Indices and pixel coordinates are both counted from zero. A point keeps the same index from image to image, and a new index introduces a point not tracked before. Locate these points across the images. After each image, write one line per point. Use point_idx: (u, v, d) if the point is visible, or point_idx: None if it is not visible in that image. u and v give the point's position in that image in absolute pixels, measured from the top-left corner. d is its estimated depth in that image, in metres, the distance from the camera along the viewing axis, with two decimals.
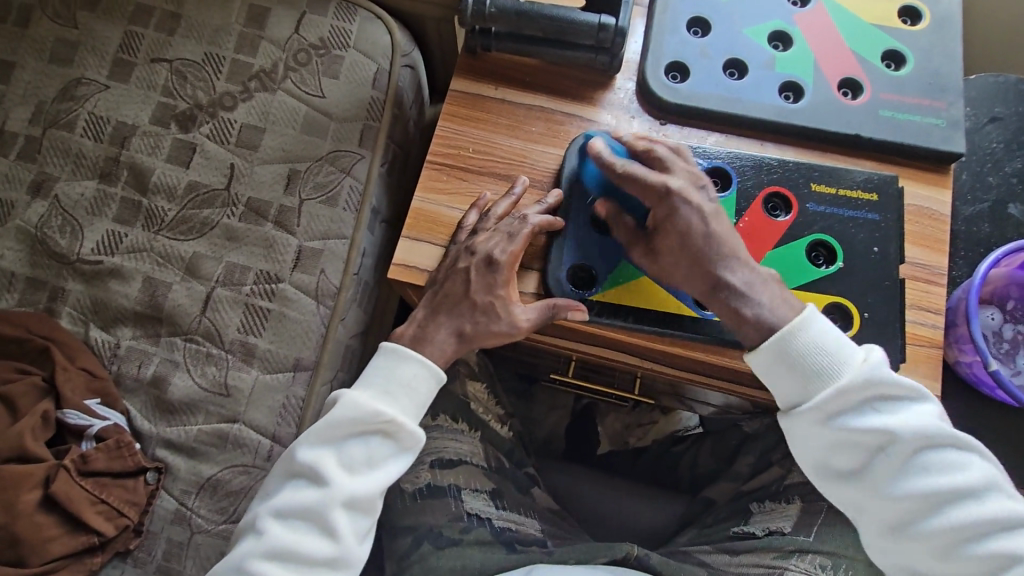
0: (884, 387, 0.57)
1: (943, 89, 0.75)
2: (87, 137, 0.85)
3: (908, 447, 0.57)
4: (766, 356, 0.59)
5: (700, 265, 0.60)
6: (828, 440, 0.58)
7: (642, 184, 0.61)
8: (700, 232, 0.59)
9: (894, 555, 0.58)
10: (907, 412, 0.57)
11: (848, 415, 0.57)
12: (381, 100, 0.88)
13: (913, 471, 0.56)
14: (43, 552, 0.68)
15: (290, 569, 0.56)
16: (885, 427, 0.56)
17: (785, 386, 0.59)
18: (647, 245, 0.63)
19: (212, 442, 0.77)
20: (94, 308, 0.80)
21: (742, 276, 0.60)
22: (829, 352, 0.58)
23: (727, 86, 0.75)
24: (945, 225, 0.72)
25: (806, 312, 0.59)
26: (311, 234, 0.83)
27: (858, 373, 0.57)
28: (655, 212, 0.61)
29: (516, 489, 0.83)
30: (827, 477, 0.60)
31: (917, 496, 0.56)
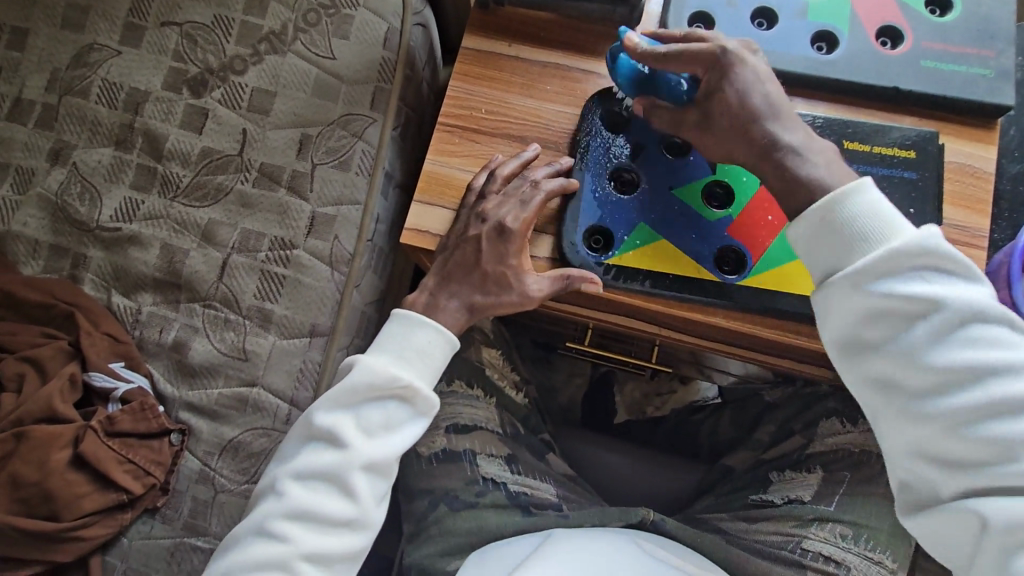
0: (934, 256, 0.51)
1: (993, 35, 0.70)
2: (101, 104, 0.85)
3: (954, 320, 0.50)
4: (807, 225, 0.55)
5: (752, 129, 0.58)
6: (862, 310, 0.52)
7: (694, 53, 0.58)
8: (759, 92, 0.58)
9: (911, 436, 0.51)
10: (956, 285, 0.51)
11: (893, 284, 0.51)
12: (393, 60, 0.86)
13: (955, 345, 0.50)
14: (75, 508, 0.71)
15: (310, 528, 0.57)
16: (932, 296, 0.50)
17: (829, 255, 0.54)
18: (700, 112, 0.61)
19: (233, 405, 0.79)
20: (115, 274, 0.82)
21: (799, 135, 0.58)
22: (874, 218, 0.53)
23: (754, 38, 0.71)
24: (988, 183, 0.68)
25: (861, 180, 0.54)
26: (324, 200, 0.82)
27: (912, 239, 0.51)
28: (706, 80, 0.60)
29: (531, 455, 0.83)
30: (852, 352, 0.53)
31: (954, 369, 0.50)
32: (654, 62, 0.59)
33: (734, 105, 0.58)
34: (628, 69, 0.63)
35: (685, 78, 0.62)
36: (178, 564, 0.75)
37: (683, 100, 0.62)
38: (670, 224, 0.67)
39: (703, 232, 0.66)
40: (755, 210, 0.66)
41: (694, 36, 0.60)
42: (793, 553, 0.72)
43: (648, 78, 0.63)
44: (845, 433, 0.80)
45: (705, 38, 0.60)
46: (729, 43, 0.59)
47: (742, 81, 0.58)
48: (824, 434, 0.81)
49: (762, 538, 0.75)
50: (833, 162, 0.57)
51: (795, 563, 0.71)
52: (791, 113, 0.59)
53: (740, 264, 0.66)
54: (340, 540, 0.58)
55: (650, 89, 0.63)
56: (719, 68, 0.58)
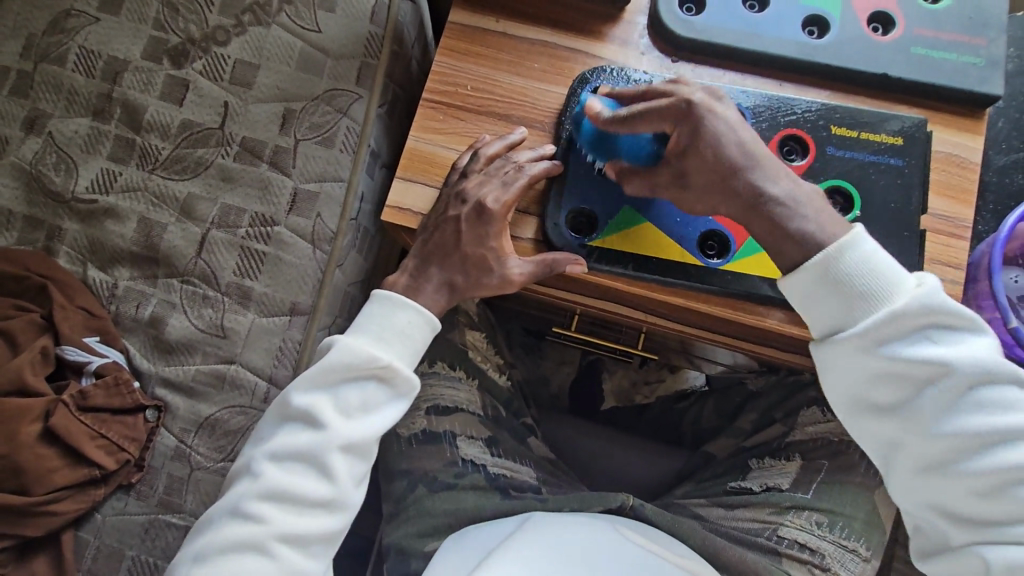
0: (938, 316, 0.52)
1: (986, 24, 0.69)
2: (79, 72, 0.83)
3: (963, 385, 0.52)
4: (806, 278, 0.54)
5: (732, 183, 0.55)
6: (869, 370, 0.53)
7: (657, 110, 0.55)
8: (731, 141, 0.55)
9: (923, 490, 0.54)
10: (963, 344, 0.52)
11: (897, 345, 0.52)
12: (380, 35, 0.84)
13: (963, 405, 0.52)
14: (46, 482, 0.70)
15: (287, 510, 0.57)
16: (940, 360, 0.51)
17: (826, 310, 0.54)
18: (674, 170, 0.58)
19: (210, 382, 0.78)
20: (91, 247, 0.80)
21: (785, 187, 0.55)
22: (879, 273, 0.52)
23: (746, 20, 0.70)
24: (974, 174, 0.68)
25: (853, 231, 0.54)
26: (307, 176, 0.81)
27: (914, 297, 0.52)
28: (678, 134, 0.56)
29: (513, 438, 0.83)
30: (860, 410, 0.55)
31: (961, 432, 0.52)
32: (618, 127, 0.58)
33: (710, 161, 0.55)
34: (590, 131, 0.64)
35: (648, 138, 0.60)
36: (152, 540, 0.74)
37: (649, 159, 0.60)
38: (655, 207, 0.66)
39: (689, 215, 0.66)
40: None
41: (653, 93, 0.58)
42: (769, 540, 0.73)
43: (600, 139, 0.63)
44: (825, 422, 0.80)
45: (666, 92, 0.57)
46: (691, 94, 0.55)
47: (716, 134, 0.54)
48: (803, 423, 0.81)
49: (739, 525, 0.76)
50: (821, 210, 0.55)
51: (771, 551, 0.72)
52: (771, 163, 0.56)
53: (724, 248, 0.65)
54: (317, 521, 0.57)
55: (610, 152, 0.63)
56: (688, 122, 0.55)
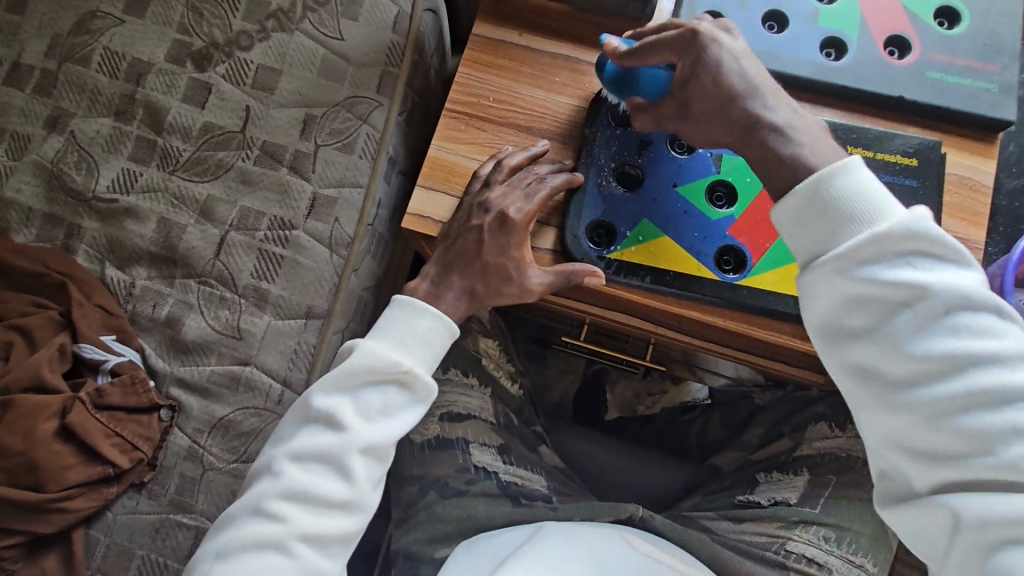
0: (924, 242, 0.48)
1: (999, 50, 0.71)
2: (102, 73, 0.84)
3: (939, 310, 0.47)
4: (795, 202, 0.53)
5: (732, 110, 0.57)
6: (845, 293, 0.50)
7: (666, 40, 0.57)
8: (734, 71, 0.56)
9: (890, 423, 0.49)
10: (946, 272, 0.48)
11: (878, 268, 0.49)
12: (402, 44, 0.85)
13: (941, 333, 0.47)
14: (61, 480, 0.70)
15: (307, 509, 0.57)
16: (917, 282, 0.48)
17: (812, 235, 0.52)
18: (677, 100, 0.60)
19: (225, 383, 0.78)
20: (109, 246, 0.81)
21: (785, 113, 0.56)
22: (865, 197, 0.50)
23: (765, 40, 0.71)
24: (986, 197, 0.69)
25: (847, 159, 0.52)
26: (326, 181, 0.82)
27: (899, 221, 0.49)
28: (682, 65, 0.58)
29: (523, 446, 0.83)
30: (833, 338, 0.51)
31: (937, 359, 0.47)
32: (631, 60, 0.59)
33: (710, 90, 0.57)
34: (612, 73, 0.62)
35: (663, 69, 0.60)
36: (162, 540, 0.74)
37: (661, 93, 0.61)
38: (673, 221, 0.67)
39: (706, 230, 0.67)
40: (759, 209, 0.67)
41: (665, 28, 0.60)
42: (777, 554, 0.73)
43: (625, 77, 0.61)
44: (833, 438, 0.80)
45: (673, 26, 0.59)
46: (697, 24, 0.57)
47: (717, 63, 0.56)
48: (811, 438, 0.82)
49: (748, 538, 0.76)
50: (819, 139, 0.55)
51: (780, 564, 0.72)
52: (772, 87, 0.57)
53: (740, 263, 0.66)
54: (336, 522, 0.58)
55: (627, 88, 0.62)
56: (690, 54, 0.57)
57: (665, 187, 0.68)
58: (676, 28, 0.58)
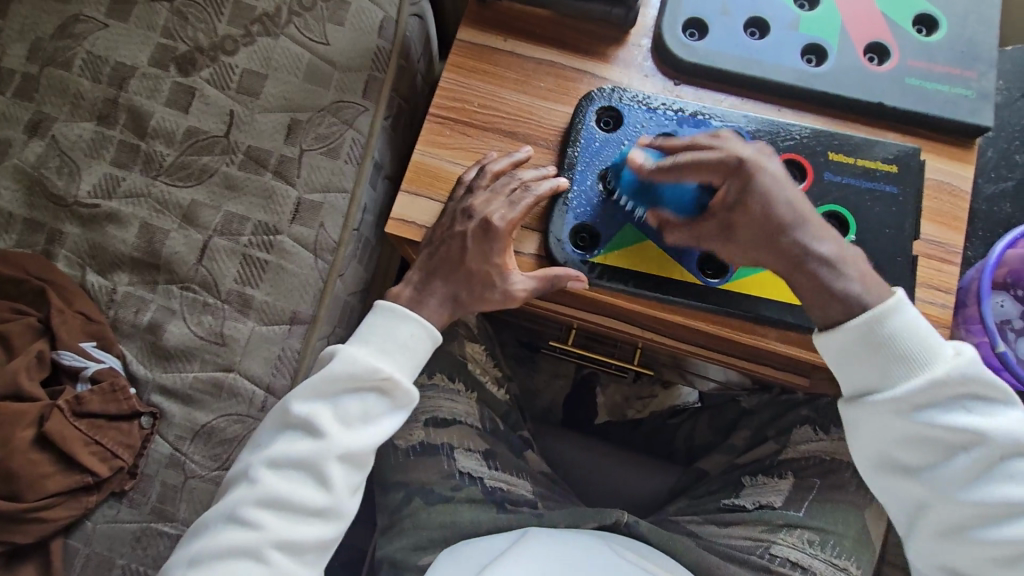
0: (975, 385, 0.56)
1: (976, 58, 0.72)
2: (85, 77, 0.83)
3: (993, 455, 0.56)
4: (844, 338, 0.57)
5: (780, 241, 0.57)
6: (892, 427, 0.57)
7: (706, 164, 0.58)
8: (782, 201, 0.57)
9: (947, 555, 0.58)
10: (996, 416, 0.56)
11: (930, 411, 0.56)
12: (387, 50, 0.85)
13: (995, 477, 0.56)
14: (38, 489, 0.69)
15: (282, 518, 0.57)
16: (973, 429, 0.55)
17: (862, 372, 0.57)
18: (719, 222, 0.60)
19: (207, 390, 0.77)
20: (90, 252, 0.80)
21: (830, 248, 0.58)
22: (917, 338, 0.56)
23: (747, 47, 0.72)
24: (965, 202, 0.69)
25: (896, 296, 0.57)
26: (311, 186, 0.81)
27: (952, 368, 0.55)
28: (725, 190, 0.59)
29: (509, 452, 0.83)
30: (887, 468, 0.59)
31: (992, 504, 0.56)
32: (660, 177, 0.60)
33: (757, 218, 0.57)
34: (631, 181, 0.66)
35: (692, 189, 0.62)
36: (143, 549, 0.73)
37: (693, 211, 0.62)
38: None
39: None
40: None
41: (700, 144, 0.60)
42: (761, 558, 0.73)
43: (642, 188, 0.65)
44: (817, 441, 0.80)
45: (712, 146, 0.59)
46: (735, 152, 0.58)
47: (766, 191, 0.57)
48: (796, 441, 0.81)
49: (733, 542, 0.76)
50: (865, 271, 0.58)
51: (763, 568, 0.73)
52: (812, 218, 0.58)
53: (723, 269, 0.67)
54: (312, 529, 0.58)
55: (656, 203, 0.64)
56: (737, 178, 0.57)
57: None
58: (715, 150, 0.59)
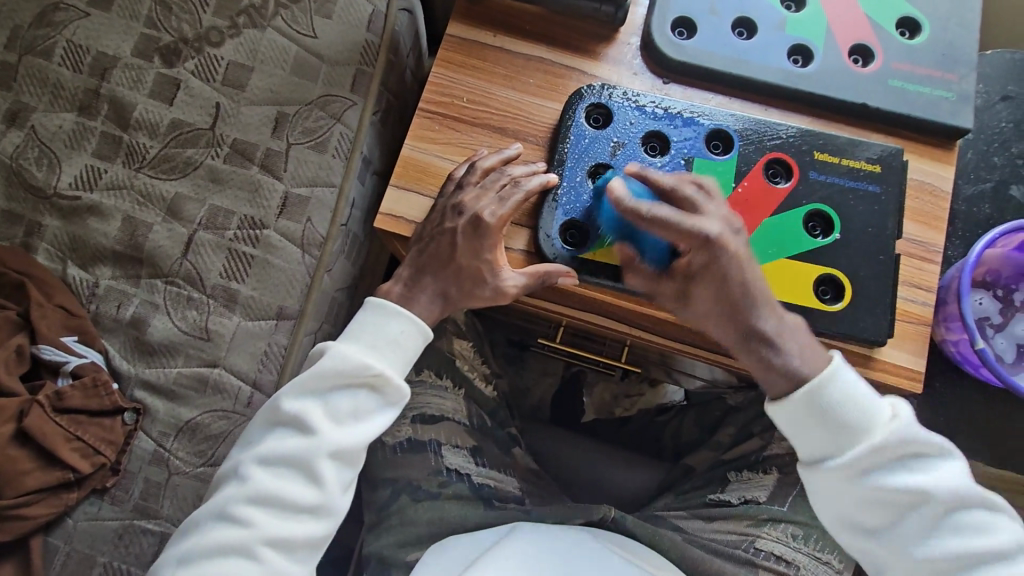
0: (913, 444, 0.58)
1: (957, 61, 0.73)
2: (66, 67, 0.81)
3: (941, 509, 0.57)
4: (793, 411, 0.59)
5: (738, 316, 0.59)
6: (846, 493, 0.59)
7: (680, 227, 0.56)
8: (738, 280, 0.57)
9: None
10: (934, 471, 0.58)
11: (878, 472, 0.58)
12: (376, 44, 0.84)
13: (946, 530, 0.57)
14: (17, 485, 0.69)
15: (272, 516, 0.57)
16: (919, 488, 0.57)
17: (812, 440, 0.59)
18: (678, 285, 0.60)
19: (191, 386, 0.76)
20: (71, 245, 0.78)
21: (774, 323, 0.59)
22: (855, 405, 0.57)
23: (734, 47, 0.73)
24: (945, 202, 0.71)
25: (833, 363, 0.59)
26: (299, 180, 0.80)
27: (890, 431, 0.57)
28: (692, 258, 0.58)
29: (497, 448, 0.83)
30: (850, 529, 0.61)
31: (948, 553, 0.57)
32: (636, 220, 0.58)
33: (722, 281, 0.57)
34: (613, 218, 0.66)
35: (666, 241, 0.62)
36: (125, 547, 0.72)
37: (664, 260, 0.62)
38: None
39: None
40: None
41: (687, 203, 0.59)
42: (746, 552, 0.75)
43: (632, 231, 0.64)
44: None
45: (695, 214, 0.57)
46: (706, 225, 0.56)
47: (726, 266, 0.57)
48: (781, 437, 0.82)
49: (719, 537, 0.77)
50: (803, 339, 0.60)
51: (748, 562, 0.74)
52: (767, 297, 0.59)
53: None
54: (303, 527, 0.57)
55: (634, 245, 0.64)
56: (703, 250, 0.56)
57: None
58: (693, 215, 0.57)
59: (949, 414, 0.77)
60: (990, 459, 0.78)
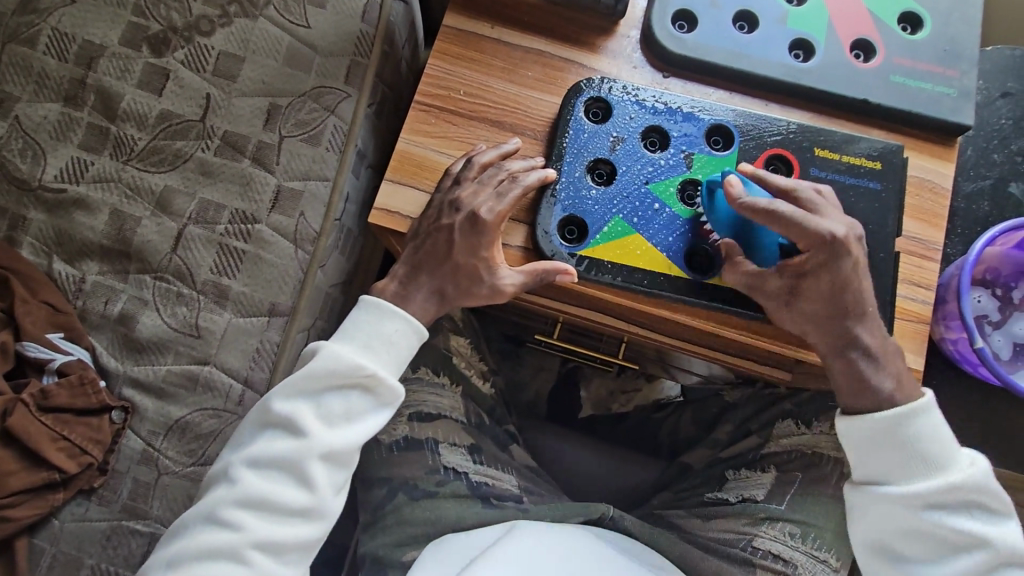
0: (983, 494, 0.58)
1: (959, 57, 0.72)
2: (51, 55, 0.79)
3: (992, 561, 0.58)
4: (869, 429, 0.60)
5: (843, 324, 0.60)
6: (902, 522, 0.59)
7: (808, 228, 0.57)
8: (856, 288, 0.59)
9: None
10: (995, 523, 0.58)
11: (940, 513, 0.58)
12: (371, 34, 0.82)
13: None
14: (2, 486, 0.67)
15: (262, 519, 0.56)
16: (976, 534, 0.57)
17: (879, 460, 0.60)
18: (788, 283, 0.60)
19: (181, 383, 0.75)
20: (57, 239, 0.76)
21: (876, 338, 0.61)
22: (938, 440, 0.59)
23: (735, 41, 0.72)
24: (945, 199, 0.70)
25: (924, 397, 0.60)
26: (292, 174, 0.79)
27: (967, 473, 0.58)
28: (811, 257, 0.58)
29: (494, 446, 0.82)
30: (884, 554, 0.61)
31: None
32: (752, 211, 0.59)
33: (827, 292, 0.59)
34: (728, 215, 0.64)
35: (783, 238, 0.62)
36: (113, 548, 0.71)
37: (776, 258, 0.63)
38: (646, 220, 0.67)
39: (677, 230, 0.67)
40: None
41: (806, 201, 0.61)
42: (743, 551, 0.74)
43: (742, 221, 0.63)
44: (799, 435, 0.80)
45: (819, 214, 0.59)
46: (831, 224, 0.58)
47: (840, 271, 0.58)
48: (778, 435, 0.82)
49: (715, 535, 0.77)
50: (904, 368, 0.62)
51: (745, 561, 0.73)
52: (873, 312, 0.61)
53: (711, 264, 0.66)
54: (294, 530, 0.56)
55: (746, 241, 0.63)
56: (828, 250, 0.57)
57: (636, 184, 0.68)
58: (834, 225, 0.58)
59: (947, 411, 0.77)
60: (985, 456, 0.78)
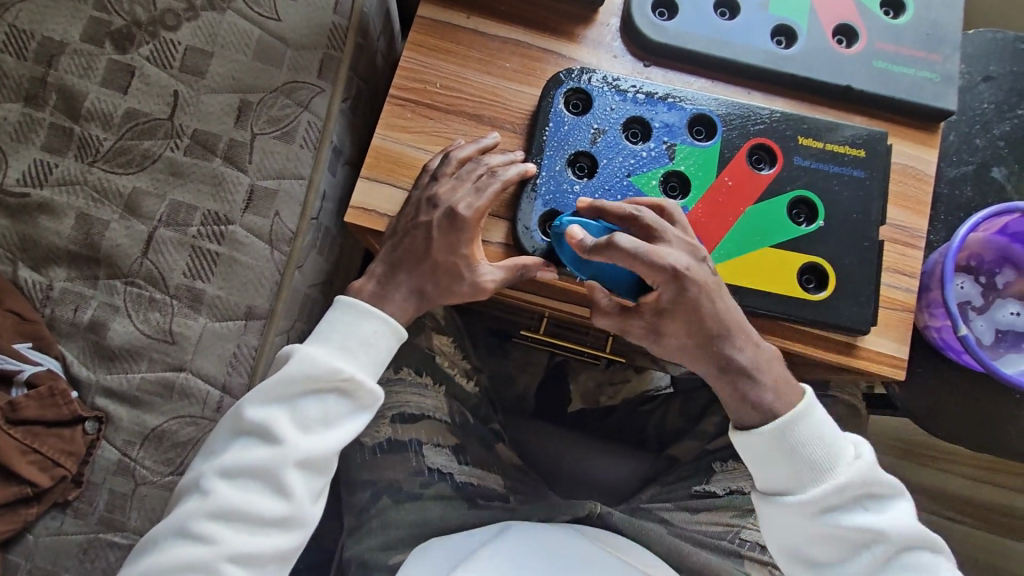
0: (875, 485, 0.59)
1: (941, 41, 0.71)
2: (9, 54, 0.76)
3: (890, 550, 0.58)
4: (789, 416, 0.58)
5: (708, 348, 0.57)
6: (800, 528, 0.59)
7: (650, 258, 0.52)
8: (713, 315, 0.56)
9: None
10: (888, 511, 0.58)
11: (836, 512, 0.58)
12: (344, 26, 0.80)
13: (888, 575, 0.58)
14: None
15: (237, 528, 0.55)
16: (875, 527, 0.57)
17: (777, 472, 0.59)
18: (646, 321, 0.58)
19: (157, 391, 0.73)
20: (22, 245, 0.74)
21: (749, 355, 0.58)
22: (824, 440, 0.58)
23: (717, 28, 0.70)
24: (929, 186, 0.70)
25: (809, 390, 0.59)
26: (265, 172, 0.77)
27: (854, 467, 0.58)
28: (662, 292, 0.55)
29: (480, 445, 0.80)
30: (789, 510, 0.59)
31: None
32: (598, 257, 0.54)
33: (689, 312, 0.55)
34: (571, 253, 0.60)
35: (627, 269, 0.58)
36: (90, 562, 0.69)
37: (631, 291, 0.58)
38: None
39: None
40: (711, 202, 0.67)
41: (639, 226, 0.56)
42: (732, 543, 0.75)
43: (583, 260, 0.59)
44: None
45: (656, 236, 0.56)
46: (672, 257, 0.53)
47: (676, 297, 0.54)
48: None
49: (703, 529, 0.77)
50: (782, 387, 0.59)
51: (734, 553, 0.74)
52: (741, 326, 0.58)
53: None
54: (269, 541, 0.55)
55: (599, 279, 0.59)
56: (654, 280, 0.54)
57: (618, 177, 0.67)
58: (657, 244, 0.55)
59: (931, 398, 0.77)
60: (970, 442, 0.78)
